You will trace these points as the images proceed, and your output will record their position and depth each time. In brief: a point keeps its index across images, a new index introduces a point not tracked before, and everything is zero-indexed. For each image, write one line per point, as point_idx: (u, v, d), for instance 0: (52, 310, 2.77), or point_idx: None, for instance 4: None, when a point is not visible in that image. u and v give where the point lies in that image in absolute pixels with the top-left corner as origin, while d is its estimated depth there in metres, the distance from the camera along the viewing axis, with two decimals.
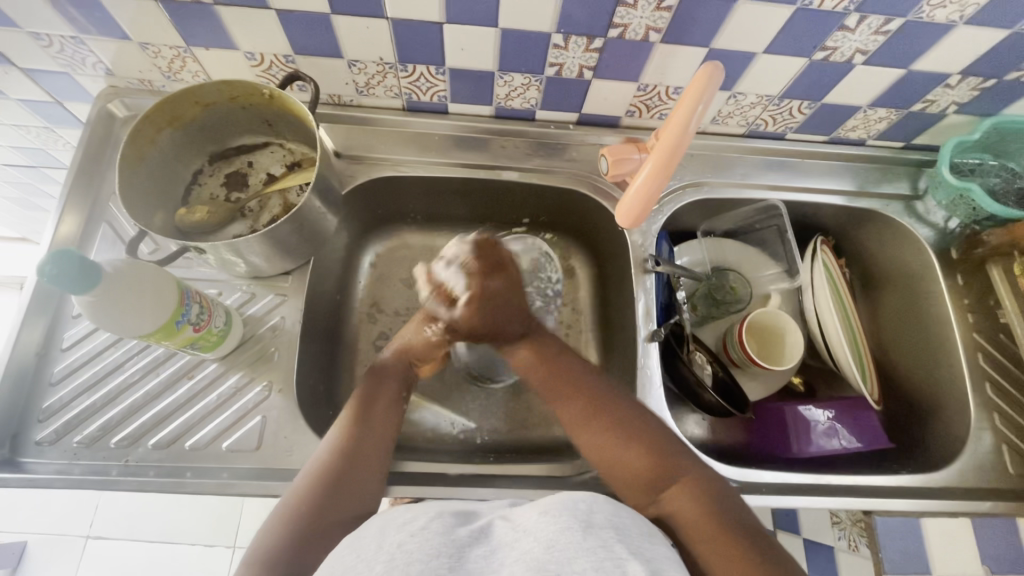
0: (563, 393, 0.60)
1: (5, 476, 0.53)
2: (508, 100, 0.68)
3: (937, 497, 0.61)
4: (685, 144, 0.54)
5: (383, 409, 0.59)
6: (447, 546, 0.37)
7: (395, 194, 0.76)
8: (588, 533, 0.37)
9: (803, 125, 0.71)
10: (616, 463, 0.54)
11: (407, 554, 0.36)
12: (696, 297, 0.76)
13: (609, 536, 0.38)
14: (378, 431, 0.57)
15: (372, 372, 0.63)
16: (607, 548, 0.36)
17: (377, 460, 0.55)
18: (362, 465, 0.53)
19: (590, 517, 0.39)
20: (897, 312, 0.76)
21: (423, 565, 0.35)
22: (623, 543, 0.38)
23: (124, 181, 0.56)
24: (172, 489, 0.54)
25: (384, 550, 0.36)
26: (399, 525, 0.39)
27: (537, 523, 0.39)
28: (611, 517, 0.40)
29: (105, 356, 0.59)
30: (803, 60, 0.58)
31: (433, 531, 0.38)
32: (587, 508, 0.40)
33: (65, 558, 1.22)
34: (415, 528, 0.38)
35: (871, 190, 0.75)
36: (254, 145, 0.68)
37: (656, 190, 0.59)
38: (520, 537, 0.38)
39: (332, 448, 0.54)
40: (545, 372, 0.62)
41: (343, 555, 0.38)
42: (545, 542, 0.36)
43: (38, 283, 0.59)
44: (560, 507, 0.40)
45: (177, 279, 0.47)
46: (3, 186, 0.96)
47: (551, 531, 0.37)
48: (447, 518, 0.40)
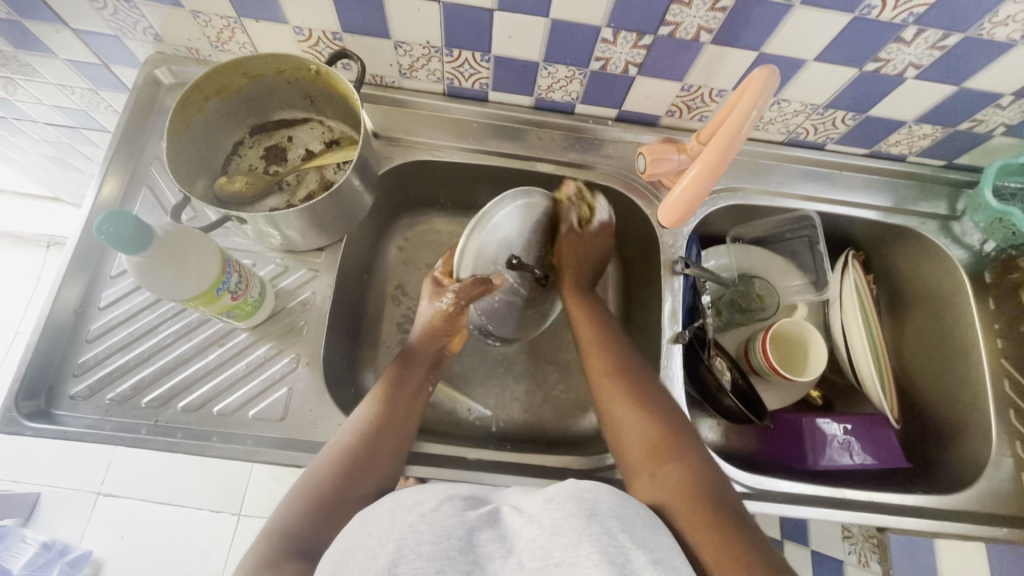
0: (597, 360, 0.61)
1: (40, 427, 0.54)
2: (550, 91, 0.68)
3: (952, 520, 0.61)
4: (737, 147, 0.54)
5: (409, 395, 0.59)
6: (457, 529, 0.36)
7: (428, 178, 0.76)
8: (592, 521, 0.37)
9: (845, 136, 0.70)
10: (628, 430, 0.55)
11: (417, 534, 0.36)
12: (720, 302, 0.77)
13: (612, 525, 0.37)
14: (401, 419, 0.57)
15: (404, 357, 0.63)
16: (612, 535, 0.36)
17: (397, 449, 0.55)
18: (383, 452, 0.54)
19: (594, 505, 0.38)
20: (922, 332, 0.75)
21: (434, 547, 0.35)
22: (627, 533, 0.37)
23: (171, 147, 0.57)
24: (199, 451, 0.55)
25: (396, 528, 0.36)
26: (410, 506, 0.39)
27: (543, 509, 0.38)
28: (617, 507, 0.39)
29: (140, 317, 0.60)
30: (853, 69, 0.58)
31: (445, 512, 0.38)
32: (591, 497, 0.39)
33: (77, 513, 1.25)
34: (426, 509, 0.38)
35: (907, 208, 0.74)
36: (294, 120, 0.69)
37: (699, 191, 0.60)
38: (527, 523, 0.38)
39: (355, 430, 0.54)
40: (589, 337, 0.65)
41: (356, 531, 0.38)
42: (550, 529, 0.36)
43: (80, 241, 0.61)
44: (566, 495, 0.39)
45: (220, 248, 0.48)
46: (43, 144, 0.98)
47: (557, 518, 0.37)
48: (457, 502, 0.40)
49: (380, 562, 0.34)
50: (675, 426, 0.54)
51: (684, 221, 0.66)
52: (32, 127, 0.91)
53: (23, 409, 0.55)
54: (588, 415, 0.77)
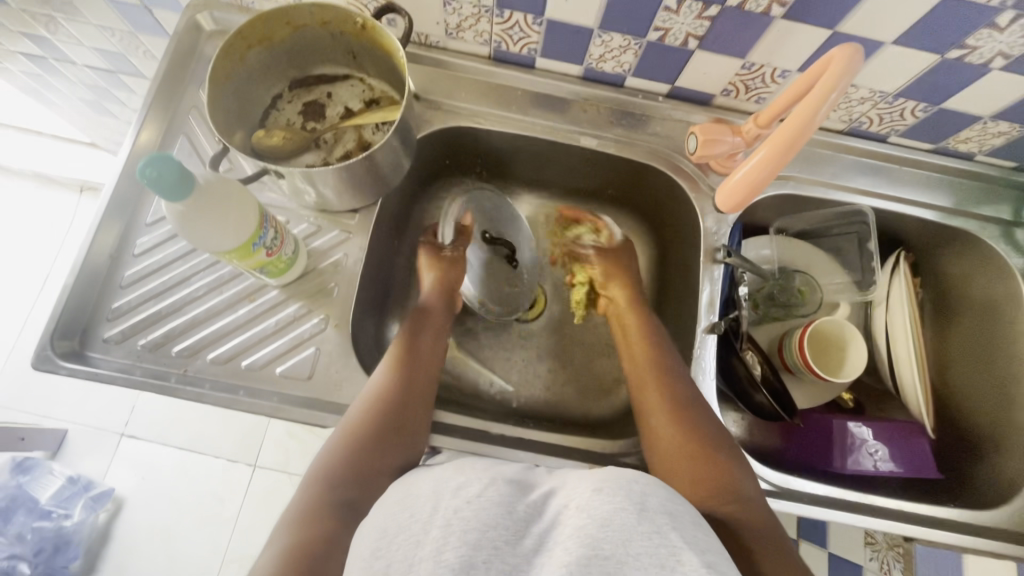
0: (652, 379, 0.57)
1: (74, 367, 0.55)
2: (601, 61, 0.64)
3: (984, 536, 0.59)
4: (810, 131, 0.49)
5: (429, 349, 0.60)
6: (504, 517, 0.35)
7: (466, 145, 0.74)
8: (643, 517, 0.35)
9: (911, 129, 0.66)
10: (676, 452, 0.52)
11: (463, 521, 0.34)
12: (758, 295, 0.73)
13: (664, 523, 0.35)
14: (422, 372, 0.58)
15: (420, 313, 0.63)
16: (663, 534, 0.34)
17: (423, 401, 0.56)
18: (410, 404, 0.55)
19: (645, 501, 0.36)
20: (967, 341, 0.72)
21: (479, 534, 0.33)
22: (679, 533, 0.35)
23: (212, 96, 0.56)
24: (226, 403, 0.56)
25: (439, 513, 0.35)
26: (454, 489, 0.38)
27: (591, 501, 0.36)
28: (667, 503, 0.37)
29: (173, 267, 0.60)
30: (935, 56, 0.54)
31: (491, 498, 0.36)
32: (641, 491, 0.37)
33: (100, 451, 1.29)
34: (470, 494, 0.37)
35: (968, 210, 0.70)
36: (334, 76, 0.67)
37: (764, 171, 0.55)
38: (576, 511, 0.35)
39: (379, 385, 0.55)
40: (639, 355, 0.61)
41: (395, 513, 0.38)
42: (599, 521, 0.34)
43: (117, 186, 0.60)
44: (615, 487, 0.37)
45: (258, 202, 0.47)
46: (79, 87, 0.98)
47: (607, 511, 0.35)
48: (503, 486, 0.38)
49: (423, 549, 0.33)
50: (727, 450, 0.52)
51: (740, 207, 0.63)
52: (70, 68, 0.90)
53: (58, 348, 0.55)
54: (611, 399, 0.75)
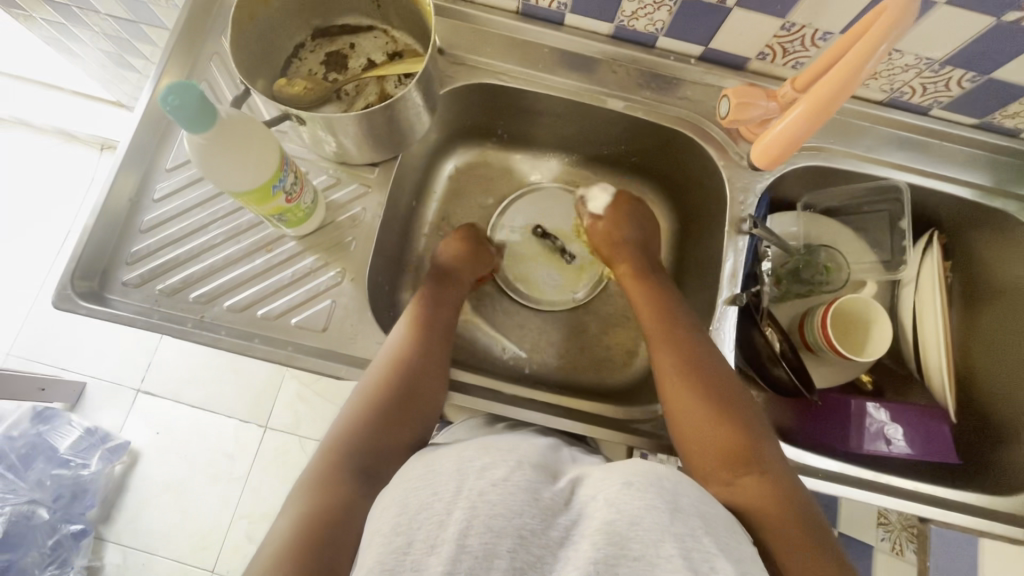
0: (664, 343, 0.59)
1: (93, 307, 0.55)
2: (633, 19, 0.62)
3: (1003, 521, 0.58)
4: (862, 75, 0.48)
5: (445, 323, 0.62)
6: (532, 506, 0.37)
7: (489, 104, 0.72)
8: (674, 518, 0.37)
9: (955, 101, 0.63)
10: (705, 440, 0.52)
11: (489, 505, 0.37)
12: (781, 271, 0.72)
13: (696, 526, 0.37)
14: (437, 344, 0.59)
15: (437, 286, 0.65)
16: (695, 537, 0.36)
17: (435, 371, 0.56)
18: (427, 377, 0.55)
19: (676, 501, 0.38)
20: (998, 327, 0.70)
21: (508, 522, 0.36)
22: (711, 537, 0.37)
23: (235, 38, 0.55)
24: (242, 351, 0.56)
25: (464, 495, 0.38)
26: (479, 471, 0.40)
27: (621, 494, 0.38)
28: (698, 504, 0.39)
29: (191, 214, 0.60)
30: (990, 19, 0.51)
31: (518, 485, 0.39)
32: (672, 489, 0.39)
33: (117, 405, 1.32)
34: (496, 478, 0.39)
35: (1008, 189, 0.67)
36: (358, 27, 0.65)
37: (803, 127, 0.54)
38: (603, 507, 0.37)
39: (392, 355, 0.55)
40: (659, 332, 0.60)
41: (418, 489, 0.39)
42: (628, 517, 0.36)
43: (138, 129, 0.60)
44: (645, 483, 0.39)
45: (279, 144, 0.46)
46: (102, 38, 0.97)
47: (638, 508, 0.37)
48: (528, 472, 0.41)
49: (450, 530, 0.35)
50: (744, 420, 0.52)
51: (778, 164, 0.61)
52: (93, 18, 0.89)
53: (77, 288, 0.56)
54: (625, 369, 0.75)
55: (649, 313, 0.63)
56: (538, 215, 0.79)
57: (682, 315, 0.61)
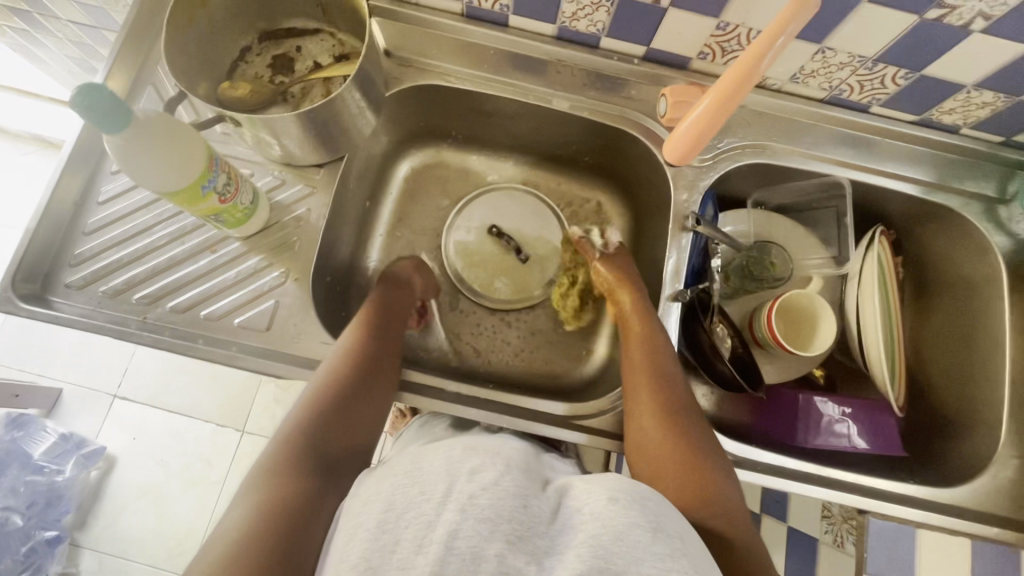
0: (638, 366, 0.59)
1: (34, 309, 0.55)
2: (574, 20, 0.63)
3: (941, 512, 0.59)
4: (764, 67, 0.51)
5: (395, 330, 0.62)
6: (519, 512, 0.35)
7: (440, 105, 0.73)
8: (657, 537, 0.34)
9: (893, 99, 0.64)
10: (661, 455, 0.52)
11: (478, 508, 0.34)
12: (730, 267, 0.72)
13: (675, 546, 0.35)
14: (386, 353, 0.59)
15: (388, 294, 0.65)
16: (676, 557, 0.34)
17: (384, 375, 0.57)
18: (371, 383, 0.55)
19: (658, 520, 0.36)
20: (945, 321, 0.70)
21: (494, 529, 0.33)
22: (689, 557, 0.35)
23: (173, 42, 0.55)
24: (184, 351, 0.56)
25: (454, 497, 0.35)
26: (468, 471, 0.37)
27: (606, 508, 0.35)
28: (679, 525, 0.37)
29: (136, 216, 0.61)
30: (913, 17, 0.51)
31: (507, 490, 0.36)
32: (654, 508, 0.37)
33: (93, 411, 1.31)
34: (486, 481, 0.36)
35: (950, 185, 0.68)
36: (304, 30, 0.66)
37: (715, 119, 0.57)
38: (589, 519, 0.35)
39: (337, 362, 0.55)
40: (640, 354, 0.60)
41: (403, 486, 0.36)
42: (614, 533, 0.34)
43: (82, 133, 0.60)
44: (629, 499, 0.36)
45: (207, 144, 0.47)
46: (67, 44, 0.97)
47: (621, 524, 0.34)
48: (517, 476, 0.37)
49: (436, 531, 0.33)
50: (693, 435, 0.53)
51: (688, 159, 0.64)
52: (54, 23, 0.90)
53: (19, 290, 0.56)
54: (579, 367, 0.75)
55: (634, 340, 0.62)
56: (493, 216, 0.80)
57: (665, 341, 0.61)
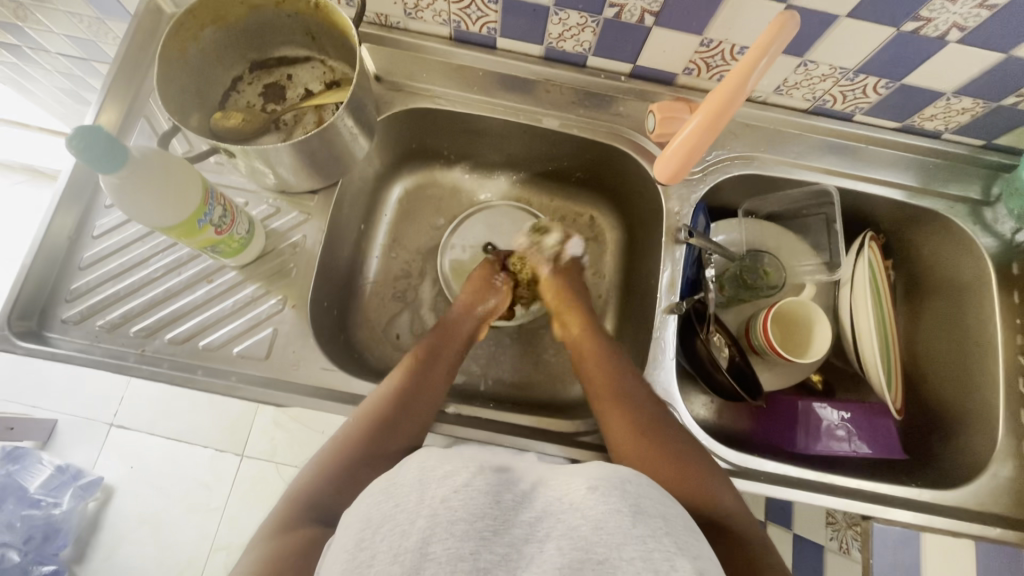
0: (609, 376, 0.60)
1: (32, 346, 0.55)
2: (560, 40, 0.64)
3: (942, 514, 0.59)
4: (746, 91, 0.52)
5: (444, 366, 0.62)
6: (492, 506, 0.35)
7: (431, 127, 0.74)
8: (637, 520, 0.35)
9: (875, 107, 0.65)
10: (655, 457, 0.52)
11: (451, 513, 0.34)
12: (724, 278, 0.73)
13: (657, 527, 0.35)
14: (430, 391, 0.59)
15: (440, 328, 0.66)
16: (657, 538, 0.34)
17: (421, 410, 0.57)
18: (407, 419, 0.55)
19: (638, 502, 0.36)
20: (937, 323, 0.71)
21: (468, 526, 0.33)
22: (671, 537, 0.35)
23: (164, 76, 0.56)
24: (183, 383, 0.56)
25: (426, 504, 0.35)
26: (439, 478, 0.36)
27: (585, 499, 0.36)
28: (659, 505, 0.37)
29: (132, 248, 0.61)
30: (890, 30, 0.53)
31: (479, 488, 0.35)
32: (634, 491, 0.37)
33: (90, 441, 1.30)
34: (459, 485, 0.36)
35: (935, 189, 0.69)
36: (295, 58, 0.66)
37: (703, 140, 0.57)
38: (568, 510, 0.36)
39: (376, 400, 0.55)
40: (601, 378, 0.60)
41: (380, 501, 0.36)
42: (594, 522, 0.34)
43: (76, 168, 0.60)
44: (610, 486, 0.37)
45: (203, 178, 0.48)
46: (56, 76, 0.97)
47: (602, 512, 0.35)
48: (489, 475, 0.37)
49: (410, 540, 0.33)
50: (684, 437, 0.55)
51: (680, 177, 0.64)
52: (44, 56, 0.90)
53: (16, 328, 0.56)
54: (578, 382, 0.75)
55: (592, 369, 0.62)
56: (487, 234, 0.80)
57: (623, 363, 0.62)
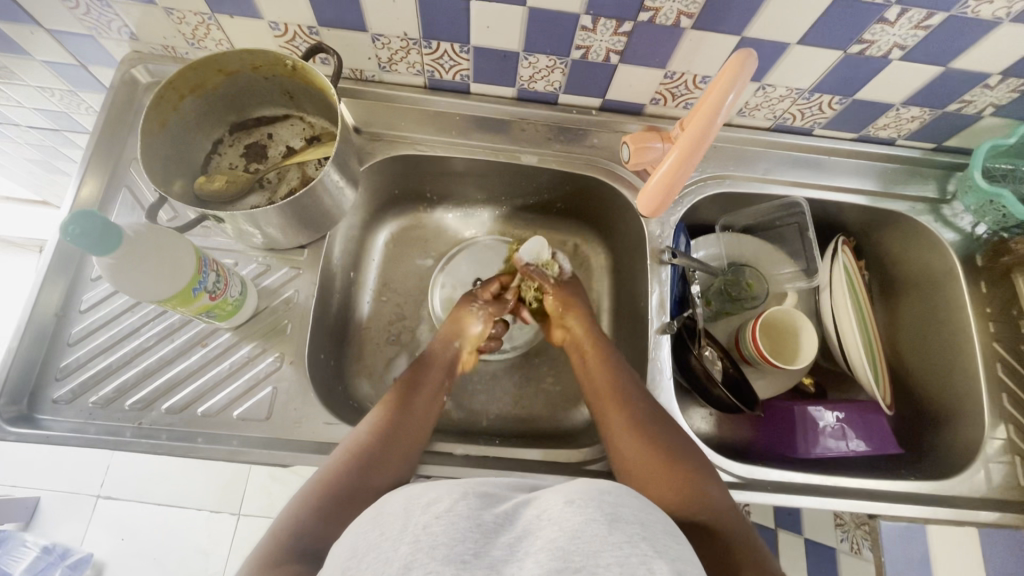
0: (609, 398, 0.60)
1: (23, 431, 0.54)
2: (532, 82, 0.66)
3: (943, 504, 0.61)
4: (714, 131, 0.54)
5: (427, 399, 0.62)
6: (472, 530, 0.34)
7: (413, 172, 0.75)
8: (614, 528, 0.35)
9: (832, 121, 0.69)
10: (648, 471, 0.53)
11: (433, 538, 0.34)
12: (710, 292, 0.76)
13: (635, 533, 0.35)
14: (415, 429, 0.59)
15: (424, 363, 0.66)
16: (634, 543, 0.34)
17: (402, 444, 0.56)
18: (393, 452, 0.55)
19: (615, 510, 0.36)
20: (914, 317, 0.75)
21: (447, 550, 0.33)
22: (649, 541, 0.35)
23: (147, 148, 0.57)
24: (184, 453, 0.55)
25: (411, 531, 0.35)
26: (423, 507, 0.37)
27: (563, 512, 0.36)
28: (639, 513, 0.37)
29: (121, 320, 0.60)
30: (838, 52, 0.57)
31: (460, 513, 0.35)
32: (613, 502, 0.37)
33: (76, 517, 1.24)
34: (440, 510, 0.36)
35: (896, 191, 0.73)
36: (274, 117, 0.68)
37: (678, 177, 0.60)
38: (547, 525, 0.35)
39: (356, 439, 0.55)
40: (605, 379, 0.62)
41: (366, 533, 0.37)
42: (571, 532, 0.34)
43: (59, 244, 0.60)
44: (587, 498, 0.37)
45: (195, 247, 0.50)
46: (27, 148, 0.96)
47: (578, 523, 0.34)
48: (472, 500, 0.37)
49: (393, 566, 0.32)
50: (677, 451, 0.54)
51: (662, 210, 0.65)
52: (13, 130, 0.89)
53: (5, 414, 0.54)
54: (578, 408, 0.76)
55: (601, 375, 0.63)
56: (476, 269, 0.82)
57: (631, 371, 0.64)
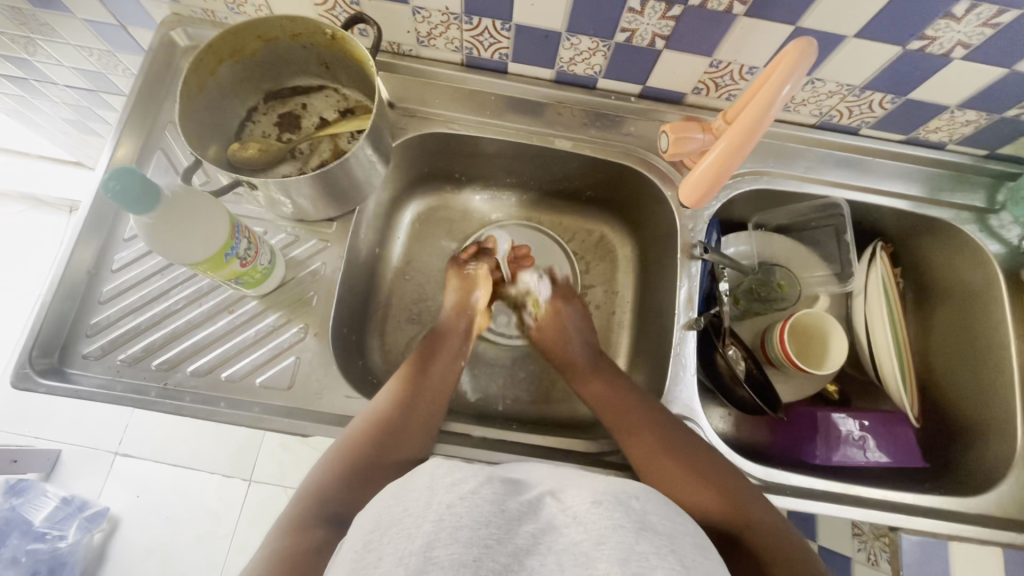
0: (628, 431, 0.58)
1: (53, 384, 0.55)
2: (572, 64, 0.65)
3: (969, 522, 0.60)
4: (766, 125, 0.52)
5: (444, 380, 0.61)
6: (494, 516, 0.34)
7: (446, 151, 0.75)
8: (641, 536, 0.34)
9: (880, 122, 0.67)
10: (684, 493, 0.52)
11: (456, 518, 0.33)
12: (738, 291, 0.74)
13: (662, 544, 0.34)
14: (430, 399, 0.58)
15: (433, 338, 0.66)
16: (659, 553, 0.33)
17: (418, 423, 0.55)
18: (413, 430, 0.55)
19: (643, 518, 0.36)
20: (949, 329, 0.72)
21: (471, 533, 0.33)
22: (676, 555, 0.34)
23: (183, 111, 0.56)
24: (206, 416, 0.56)
25: (432, 509, 0.34)
26: (448, 487, 0.37)
27: (588, 511, 0.35)
28: (666, 522, 0.37)
29: (152, 281, 0.61)
30: (897, 48, 0.54)
31: (484, 497, 0.36)
32: (639, 507, 0.37)
33: (94, 470, 1.27)
34: (463, 492, 0.36)
35: (941, 198, 0.70)
36: (309, 87, 0.67)
37: (728, 168, 0.58)
38: (572, 523, 0.35)
39: (374, 411, 0.55)
40: (614, 408, 0.61)
41: (387, 508, 0.36)
42: (596, 536, 0.33)
43: (94, 203, 0.61)
44: (614, 502, 0.37)
45: (229, 213, 0.50)
46: (63, 108, 0.97)
47: (603, 526, 0.34)
48: (497, 486, 0.37)
49: (416, 545, 0.32)
50: (709, 465, 0.54)
51: (706, 201, 0.64)
52: (50, 89, 0.89)
53: (36, 365, 0.55)
54: None
55: (609, 405, 0.62)
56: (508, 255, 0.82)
57: (631, 388, 0.64)
